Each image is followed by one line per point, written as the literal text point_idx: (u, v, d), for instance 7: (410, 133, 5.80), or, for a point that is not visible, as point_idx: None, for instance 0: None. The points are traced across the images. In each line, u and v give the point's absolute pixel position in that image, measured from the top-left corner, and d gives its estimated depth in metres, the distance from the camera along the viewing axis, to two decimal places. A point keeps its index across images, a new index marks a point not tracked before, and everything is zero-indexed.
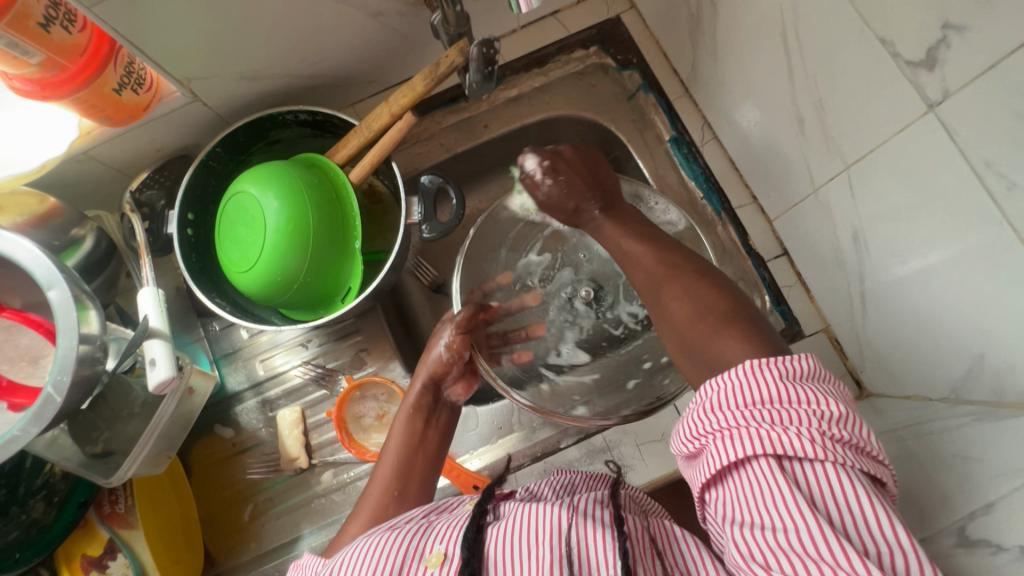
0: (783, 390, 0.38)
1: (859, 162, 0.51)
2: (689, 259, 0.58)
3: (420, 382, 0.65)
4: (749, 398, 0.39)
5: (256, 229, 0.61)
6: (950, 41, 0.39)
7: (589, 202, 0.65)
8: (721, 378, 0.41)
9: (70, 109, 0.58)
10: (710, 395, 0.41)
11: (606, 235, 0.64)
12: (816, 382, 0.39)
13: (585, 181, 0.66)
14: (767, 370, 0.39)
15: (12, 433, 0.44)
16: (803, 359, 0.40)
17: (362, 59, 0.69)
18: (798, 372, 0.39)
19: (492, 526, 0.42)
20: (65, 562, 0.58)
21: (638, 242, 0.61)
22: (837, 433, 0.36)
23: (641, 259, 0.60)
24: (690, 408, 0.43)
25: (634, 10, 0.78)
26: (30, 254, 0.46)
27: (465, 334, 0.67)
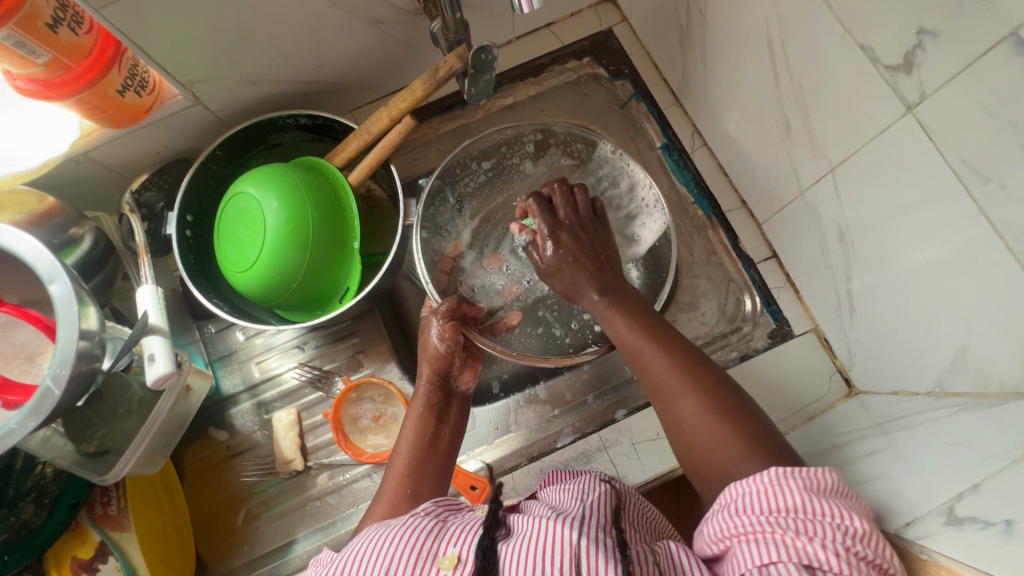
0: (808, 500, 0.38)
1: (842, 163, 0.53)
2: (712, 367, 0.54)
3: (425, 380, 0.63)
4: (775, 505, 0.38)
5: (256, 229, 0.62)
6: (925, 45, 0.41)
7: (586, 282, 0.62)
8: (744, 481, 0.41)
9: (72, 110, 0.59)
10: (733, 497, 0.41)
11: (611, 326, 0.60)
12: (838, 495, 0.39)
13: (584, 262, 0.63)
14: (793, 481, 0.39)
15: (8, 427, 0.43)
16: (824, 471, 0.40)
17: (362, 65, 0.71)
18: (824, 488, 0.39)
19: (502, 543, 0.40)
20: (54, 566, 0.56)
21: (648, 347, 0.56)
22: (860, 551, 0.37)
23: (657, 357, 0.55)
24: (710, 509, 0.43)
25: (625, 23, 0.81)
26: (34, 248, 0.46)
27: (453, 322, 0.65)
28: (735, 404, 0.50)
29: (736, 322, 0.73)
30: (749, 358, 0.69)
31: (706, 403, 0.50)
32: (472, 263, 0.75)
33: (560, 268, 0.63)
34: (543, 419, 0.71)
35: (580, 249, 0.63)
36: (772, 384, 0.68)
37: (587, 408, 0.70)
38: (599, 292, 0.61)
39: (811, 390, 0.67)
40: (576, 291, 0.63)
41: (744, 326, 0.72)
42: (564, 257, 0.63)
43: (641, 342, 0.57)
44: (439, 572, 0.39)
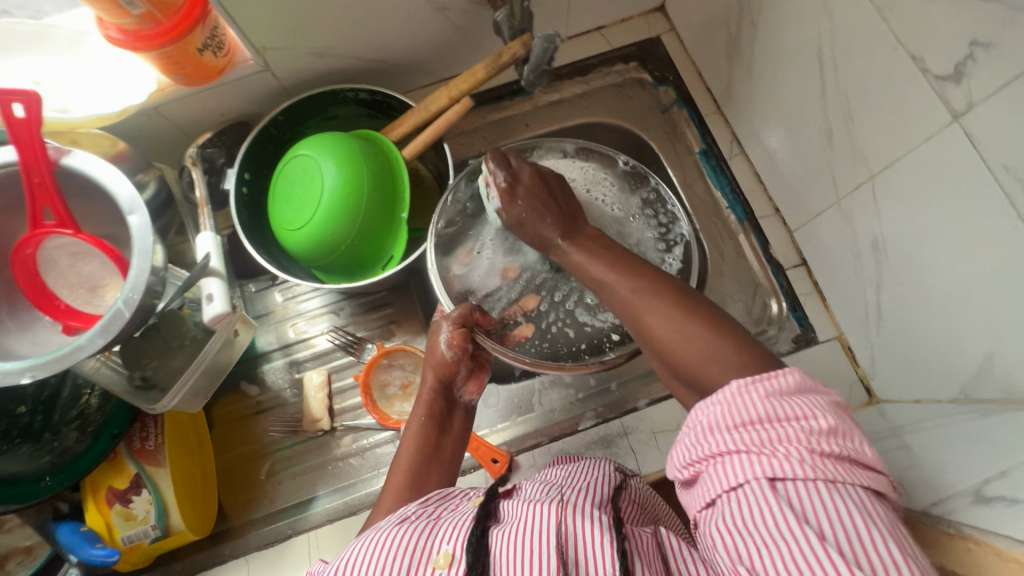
0: (770, 408, 0.37)
1: (883, 171, 0.56)
2: (656, 273, 0.52)
3: (429, 386, 0.62)
4: (739, 419, 0.37)
5: (312, 190, 0.65)
6: (976, 56, 0.44)
7: (551, 221, 0.57)
8: (709, 402, 0.39)
9: (151, 62, 0.62)
10: (701, 420, 0.39)
11: (586, 270, 0.56)
12: (803, 396, 0.38)
13: (549, 206, 0.58)
14: (754, 391, 0.38)
15: (79, 341, 0.46)
16: (788, 372, 0.39)
17: (423, 48, 0.74)
18: (787, 388, 0.38)
19: (495, 531, 0.42)
20: (90, 492, 0.59)
21: (615, 275, 0.53)
22: (827, 448, 0.35)
23: (616, 283, 0.53)
24: (679, 434, 0.42)
25: (673, 32, 0.84)
26: (117, 181, 0.49)
27: (464, 329, 0.61)
28: (691, 296, 0.50)
29: (762, 324, 0.74)
30: None
31: (666, 303, 0.49)
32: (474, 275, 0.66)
33: (521, 220, 0.58)
34: (566, 402, 0.72)
35: (539, 195, 0.58)
36: None
37: (610, 395, 0.72)
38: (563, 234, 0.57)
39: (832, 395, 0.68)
40: (542, 239, 0.58)
41: (769, 329, 0.74)
42: (528, 207, 0.58)
43: (603, 271, 0.54)
44: (434, 572, 0.40)
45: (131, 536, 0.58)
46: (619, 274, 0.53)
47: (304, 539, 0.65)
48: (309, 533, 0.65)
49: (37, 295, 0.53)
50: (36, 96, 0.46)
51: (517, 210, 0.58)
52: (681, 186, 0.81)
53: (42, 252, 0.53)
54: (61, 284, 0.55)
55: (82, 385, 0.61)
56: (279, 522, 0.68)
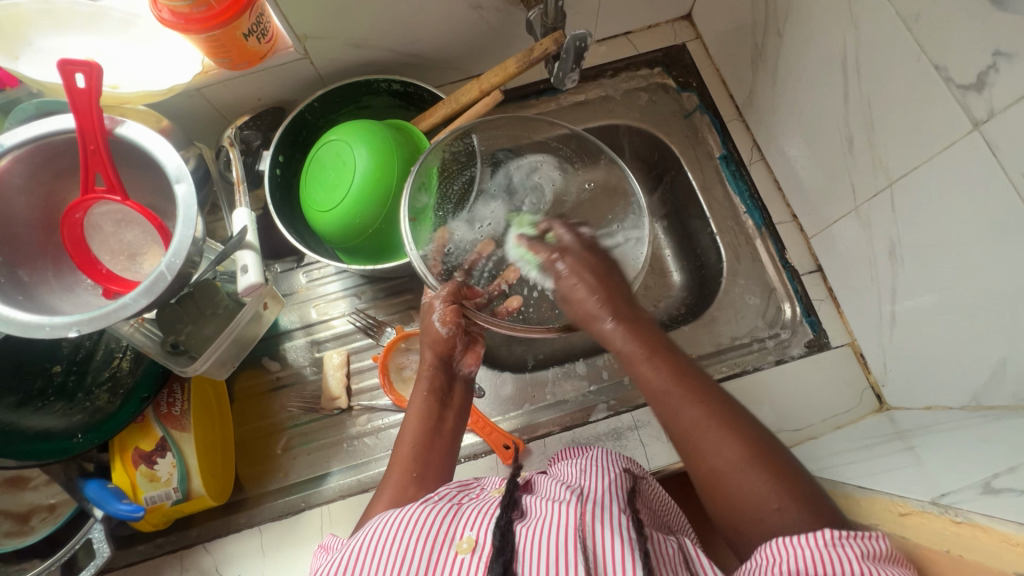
0: (863, 568, 0.35)
1: (903, 178, 0.57)
2: (698, 379, 0.51)
3: (428, 363, 0.63)
4: (827, 572, 0.35)
5: (344, 174, 0.67)
6: (998, 66, 0.45)
7: (603, 308, 0.57)
8: (791, 540, 0.37)
9: (198, 46, 0.63)
10: (777, 559, 0.37)
11: (648, 387, 0.52)
12: (891, 565, 0.36)
13: (598, 286, 0.58)
14: (848, 546, 0.36)
15: (124, 300, 0.48)
16: (880, 538, 0.37)
17: (455, 44, 0.77)
18: (877, 552, 0.36)
19: (520, 523, 0.42)
20: (118, 452, 0.61)
21: (653, 372, 0.52)
22: None
23: (663, 391, 0.51)
24: (747, 567, 0.39)
25: (699, 40, 0.86)
26: (165, 152, 0.52)
27: (455, 305, 0.63)
28: (759, 441, 0.47)
29: (775, 327, 0.75)
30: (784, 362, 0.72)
31: (739, 455, 0.45)
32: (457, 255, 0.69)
33: (569, 293, 0.59)
34: (579, 393, 0.74)
35: (587, 268, 0.60)
36: (806, 389, 0.70)
37: (622, 389, 0.73)
38: (614, 320, 0.56)
39: (844, 400, 0.69)
40: (589, 313, 0.57)
41: (782, 332, 0.74)
42: (574, 280, 0.59)
43: (666, 381, 0.51)
44: (456, 556, 0.40)
45: (154, 497, 0.60)
46: (679, 384, 0.50)
47: (317, 513, 0.66)
48: (322, 507, 0.67)
49: (81, 258, 0.55)
50: (97, 67, 0.49)
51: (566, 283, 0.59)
52: (700, 189, 0.82)
53: (89, 218, 0.55)
54: (105, 250, 0.57)
55: (114, 350, 0.64)
56: (293, 495, 0.70)
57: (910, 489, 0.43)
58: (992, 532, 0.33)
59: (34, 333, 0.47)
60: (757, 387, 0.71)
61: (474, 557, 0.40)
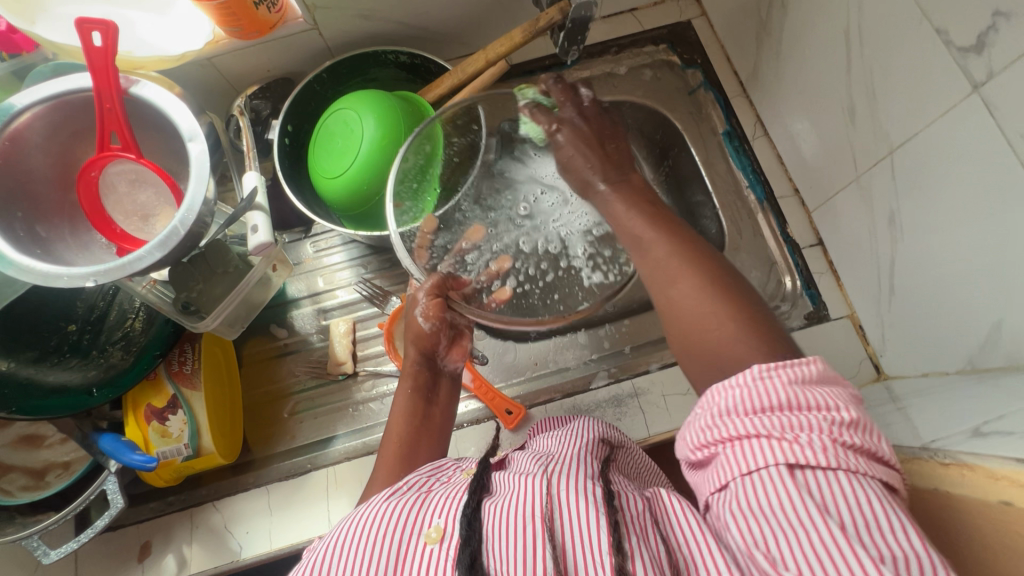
0: (793, 394, 0.36)
1: (903, 145, 0.57)
2: (679, 225, 0.52)
3: (411, 360, 0.64)
4: (759, 404, 0.36)
5: (351, 142, 0.68)
6: (998, 26, 0.46)
7: (596, 165, 0.58)
8: (729, 383, 0.38)
9: (209, 13, 0.64)
10: (717, 402, 0.38)
11: (612, 210, 0.55)
12: (823, 383, 0.37)
13: (595, 153, 0.58)
14: (777, 375, 0.37)
15: (139, 253, 0.50)
16: (811, 361, 0.38)
17: (462, 17, 0.78)
18: (808, 377, 0.37)
19: (488, 502, 0.42)
20: (131, 407, 0.64)
21: (631, 219, 0.53)
22: (847, 439, 0.35)
23: (642, 243, 0.51)
24: (692, 416, 0.41)
25: (704, 17, 0.87)
26: (179, 111, 0.53)
27: (438, 300, 0.63)
28: (707, 256, 0.48)
29: (776, 300, 0.76)
30: (784, 333, 0.72)
31: (702, 285, 0.46)
32: (449, 235, 0.70)
33: (569, 165, 0.60)
34: (581, 361, 0.75)
35: (586, 138, 0.59)
36: (804, 359, 0.71)
37: (623, 359, 0.74)
38: (608, 182, 0.57)
39: (841, 370, 0.70)
40: (584, 181, 0.59)
41: (782, 305, 0.75)
42: (574, 148, 0.59)
43: (643, 228, 0.52)
44: (426, 546, 0.40)
45: (166, 452, 0.62)
46: (654, 226, 0.51)
47: (322, 473, 0.68)
48: (327, 468, 0.68)
49: (96, 216, 0.57)
50: (113, 27, 0.50)
51: (563, 151, 0.60)
52: (703, 164, 0.83)
53: (104, 176, 0.56)
54: (118, 210, 0.58)
55: (127, 312, 0.64)
56: (299, 457, 0.71)
57: (902, 442, 0.44)
58: (979, 469, 0.34)
59: (52, 283, 0.49)
60: None
61: (442, 547, 0.40)
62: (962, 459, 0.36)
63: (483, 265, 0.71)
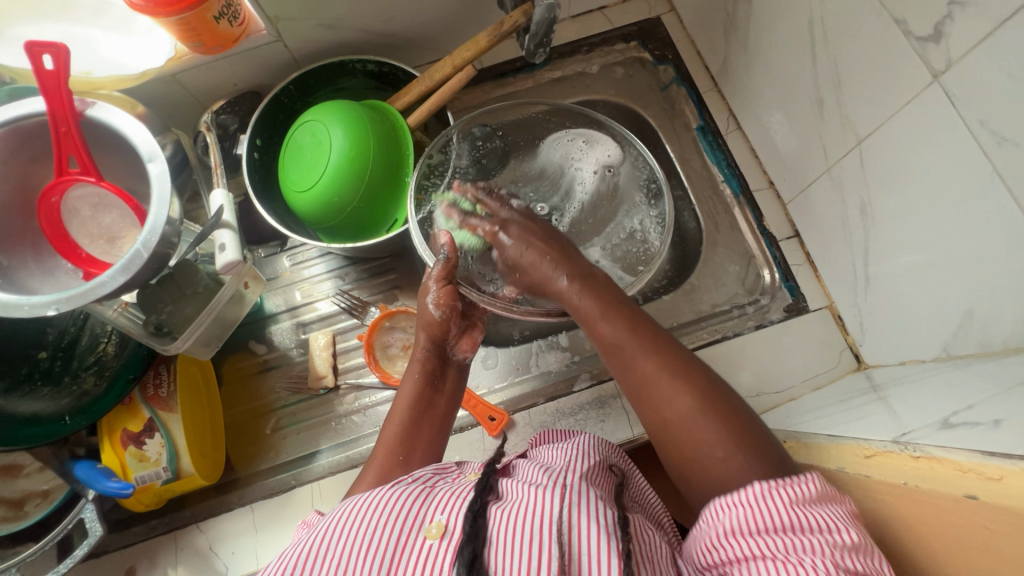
0: (795, 515, 0.37)
1: (870, 136, 0.57)
2: (678, 352, 0.51)
3: (421, 345, 0.62)
4: (760, 524, 0.37)
5: (321, 153, 0.67)
6: (954, 15, 0.45)
7: (561, 266, 0.57)
8: (729, 497, 0.39)
9: (169, 29, 0.63)
10: (718, 515, 0.39)
11: (580, 308, 0.55)
12: (826, 503, 0.38)
13: (548, 248, 0.59)
14: (778, 494, 0.38)
15: (102, 278, 0.49)
16: (811, 479, 0.39)
17: (428, 22, 0.77)
18: (808, 496, 0.38)
19: (494, 506, 0.42)
20: (107, 433, 0.62)
21: (624, 333, 0.52)
22: (850, 562, 0.35)
23: (647, 367, 0.50)
24: (697, 528, 0.42)
25: (673, 12, 0.86)
26: (137, 132, 0.53)
27: (451, 287, 0.61)
28: (718, 393, 0.48)
29: (755, 293, 0.76)
30: (764, 327, 0.72)
31: (691, 412, 0.47)
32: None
33: (518, 265, 0.60)
34: (563, 363, 0.74)
35: (534, 234, 0.60)
36: (785, 352, 0.71)
37: (605, 359, 0.74)
38: (569, 277, 0.56)
39: (822, 361, 0.70)
40: (544, 276, 0.58)
41: (762, 298, 0.75)
42: (523, 246, 0.59)
43: (626, 341, 0.52)
44: (425, 541, 0.39)
45: (144, 477, 0.61)
46: (633, 338, 0.52)
47: (306, 490, 0.67)
48: (311, 484, 0.68)
49: (60, 242, 0.56)
50: (64, 50, 0.49)
51: (512, 253, 0.60)
52: (678, 161, 0.83)
53: (66, 201, 0.56)
54: (83, 234, 0.58)
55: (100, 335, 0.65)
56: (283, 474, 0.70)
57: (876, 433, 0.44)
58: (948, 462, 0.34)
59: (12, 313, 0.48)
60: (737, 352, 0.71)
61: (443, 544, 0.39)
62: (931, 452, 0.36)
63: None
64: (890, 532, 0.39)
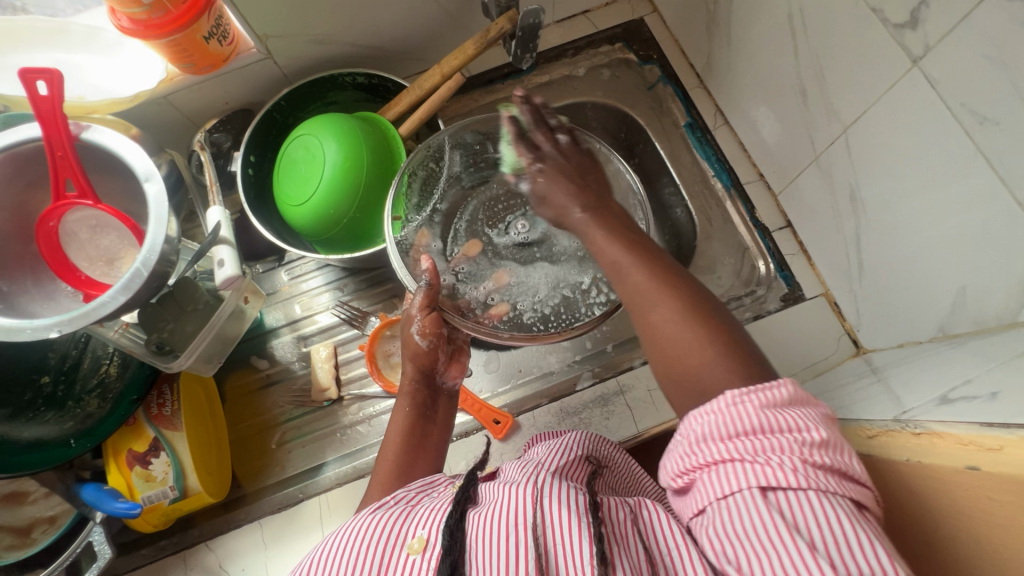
0: (765, 418, 0.35)
1: (854, 124, 0.58)
2: (686, 279, 0.46)
3: (409, 377, 0.62)
4: (732, 429, 0.35)
5: (315, 167, 0.68)
6: (929, 2, 0.46)
7: (575, 201, 0.54)
8: (702, 409, 0.37)
9: (159, 51, 0.64)
10: (694, 427, 0.37)
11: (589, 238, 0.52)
12: (796, 405, 0.36)
13: (583, 190, 0.55)
14: (749, 401, 0.36)
15: (103, 298, 0.49)
16: (783, 384, 0.37)
17: (415, 34, 0.78)
18: (780, 399, 0.36)
19: (472, 514, 0.41)
20: (112, 454, 0.62)
21: (613, 246, 0.50)
22: (819, 460, 0.34)
23: (664, 303, 0.44)
24: (672, 443, 0.40)
25: (656, 13, 0.88)
26: (132, 152, 0.53)
27: (435, 315, 0.62)
28: (710, 309, 0.44)
29: (751, 285, 0.77)
30: (761, 318, 0.73)
31: (683, 316, 0.43)
32: (440, 249, 0.71)
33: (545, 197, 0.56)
34: (564, 363, 0.75)
35: (564, 173, 0.56)
36: (784, 341, 0.72)
37: (607, 357, 0.74)
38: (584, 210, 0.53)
39: (821, 348, 0.71)
40: (560, 208, 0.55)
41: (758, 289, 0.76)
42: (551, 183, 0.56)
43: (620, 253, 0.49)
44: (408, 557, 0.39)
45: (151, 497, 0.61)
46: (632, 256, 0.48)
47: (314, 502, 0.67)
48: (319, 496, 0.68)
49: (58, 265, 0.56)
50: (58, 74, 0.49)
51: (538, 186, 0.57)
52: (668, 158, 0.84)
53: (63, 225, 0.56)
54: (81, 257, 0.58)
55: (101, 358, 0.65)
56: (290, 488, 0.70)
57: (877, 413, 0.45)
58: (948, 436, 0.34)
59: (16, 337, 0.48)
60: None
61: (424, 558, 0.39)
62: (932, 427, 0.36)
63: (480, 281, 0.69)
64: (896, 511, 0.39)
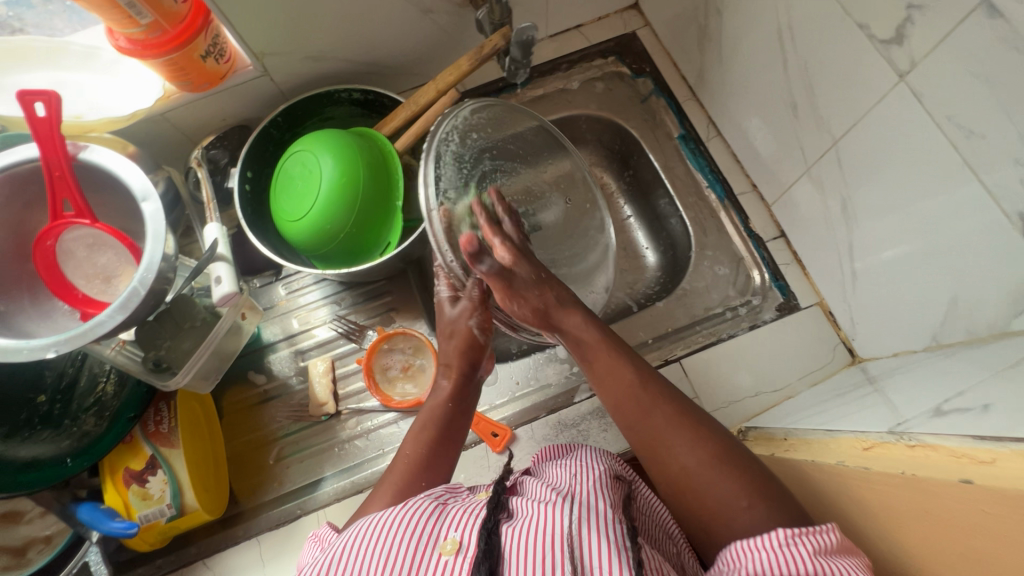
0: (818, 563, 0.38)
1: (845, 136, 0.59)
2: (689, 406, 0.53)
3: (453, 366, 0.61)
4: (784, 571, 0.38)
5: (312, 182, 0.69)
6: (913, 18, 0.47)
7: (558, 297, 0.55)
8: (754, 543, 0.40)
9: (157, 70, 0.65)
10: (744, 559, 0.40)
11: (597, 370, 0.55)
12: (843, 554, 0.39)
13: (603, 342, 0.55)
14: (801, 543, 0.39)
15: (99, 318, 0.49)
16: (829, 529, 0.40)
17: (411, 50, 0.79)
18: (828, 546, 0.39)
19: (506, 526, 0.43)
20: (109, 472, 0.62)
21: (627, 381, 0.53)
22: None
23: (674, 451, 0.50)
24: (715, 569, 0.42)
25: (648, 26, 0.89)
26: (129, 171, 0.53)
27: (487, 304, 0.59)
28: (729, 449, 0.50)
29: (746, 295, 0.77)
30: (757, 328, 0.73)
31: (702, 462, 0.49)
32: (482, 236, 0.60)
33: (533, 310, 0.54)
34: (561, 375, 0.75)
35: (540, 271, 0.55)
36: (781, 350, 0.72)
37: None
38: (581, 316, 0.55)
39: (817, 358, 0.71)
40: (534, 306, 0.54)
41: (753, 299, 0.76)
42: (521, 260, 0.54)
43: (609, 369, 0.54)
44: (441, 557, 0.41)
45: (148, 515, 0.61)
46: (626, 371, 0.54)
47: (312, 518, 0.67)
48: (316, 512, 0.67)
49: (56, 285, 0.57)
50: (55, 96, 0.50)
51: (515, 276, 0.53)
52: (662, 169, 0.84)
53: (61, 244, 0.56)
54: (79, 275, 0.58)
55: (97, 376, 0.65)
56: (288, 503, 0.70)
57: (872, 424, 0.45)
58: (942, 448, 0.35)
59: (12, 357, 0.48)
60: (733, 353, 0.72)
61: (458, 559, 0.41)
62: (925, 440, 0.36)
63: None
64: (901, 522, 0.40)
